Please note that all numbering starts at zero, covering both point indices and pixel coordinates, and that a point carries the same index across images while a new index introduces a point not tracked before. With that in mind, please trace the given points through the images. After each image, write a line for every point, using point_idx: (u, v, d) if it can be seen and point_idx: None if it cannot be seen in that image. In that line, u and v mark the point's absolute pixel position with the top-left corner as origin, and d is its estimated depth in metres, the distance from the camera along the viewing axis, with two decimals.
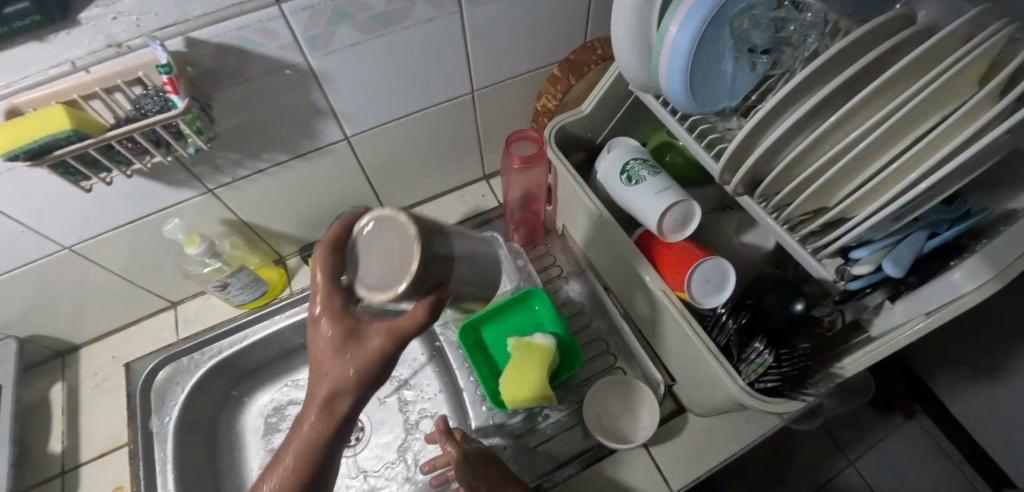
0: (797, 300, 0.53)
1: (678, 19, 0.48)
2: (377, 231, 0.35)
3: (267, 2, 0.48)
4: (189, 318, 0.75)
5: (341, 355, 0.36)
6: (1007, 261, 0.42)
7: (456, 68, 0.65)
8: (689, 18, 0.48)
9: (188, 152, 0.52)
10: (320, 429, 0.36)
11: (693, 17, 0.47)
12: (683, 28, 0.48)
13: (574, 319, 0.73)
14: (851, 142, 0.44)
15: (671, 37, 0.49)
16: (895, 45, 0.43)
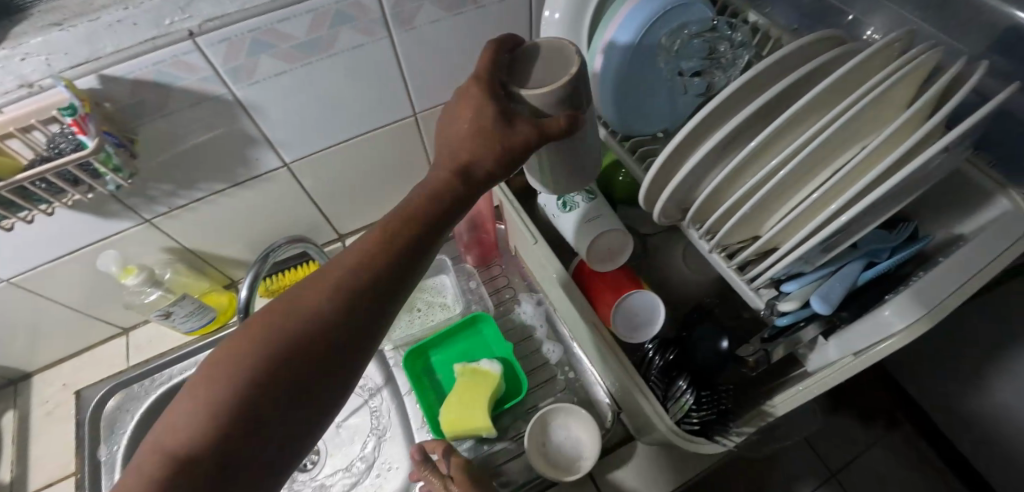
0: (722, 337, 0.54)
1: (606, 41, 0.50)
2: (548, 53, 0.36)
3: (181, 36, 0.47)
4: (141, 344, 0.75)
5: (386, 220, 0.34)
6: (936, 301, 0.40)
7: (394, 91, 0.64)
8: (615, 40, 0.49)
9: (109, 189, 0.52)
10: (324, 311, 0.32)
11: (620, 38, 0.49)
12: (611, 49, 0.50)
13: (524, 342, 0.72)
14: (768, 171, 0.41)
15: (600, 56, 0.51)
16: (811, 73, 0.41)
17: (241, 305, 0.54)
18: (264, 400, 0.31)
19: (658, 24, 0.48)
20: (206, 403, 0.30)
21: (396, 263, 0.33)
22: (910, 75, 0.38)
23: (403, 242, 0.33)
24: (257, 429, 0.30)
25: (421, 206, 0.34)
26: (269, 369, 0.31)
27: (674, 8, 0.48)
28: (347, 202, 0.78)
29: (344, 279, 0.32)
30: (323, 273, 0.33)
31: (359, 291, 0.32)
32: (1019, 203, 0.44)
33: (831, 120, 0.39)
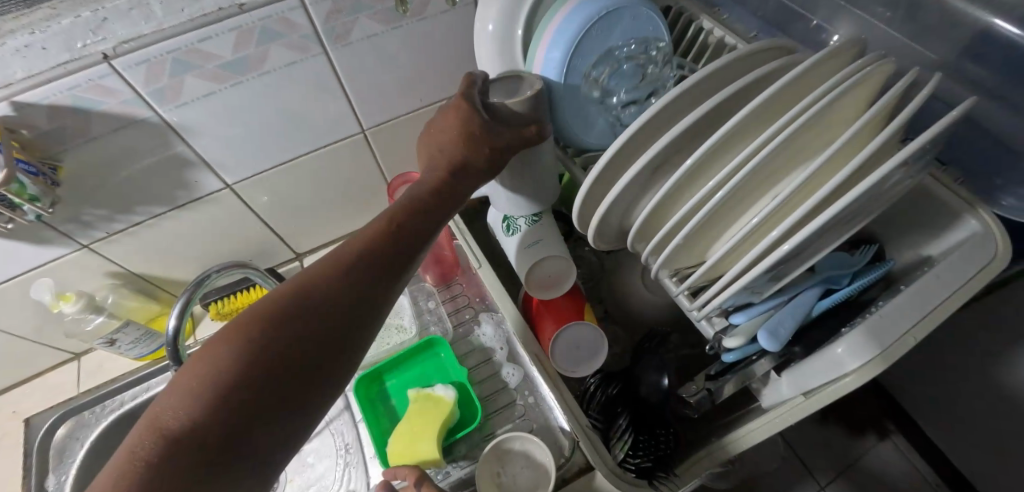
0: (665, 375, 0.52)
1: (544, 45, 0.46)
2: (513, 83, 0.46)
3: (94, 60, 0.45)
4: (93, 370, 0.73)
5: (385, 218, 0.40)
6: (889, 340, 0.37)
7: (338, 107, 0.61)
8: (556, 38, 0.45)
9: (31, 219, 0.51)
10: (330, 294, 0.36)
11: (561, 36, 0.44)
12: (551, 46, 0.45)
13: (482, 365, 0.68)
14: (705, 194, 0.36)
15: (542, 53, 0.47)
16: (751, 87, 0.37)
17: (169, 336, 0.51)
18: (272, 378, 0.33)
19: (603, 25, 0.44)
20: (214, 381, 0.31)
21: (396, 252, 0.39)
22: (855, 90, 0.35)
23: (403, 232, 0.40)
24: (263, 407, 0.32)
25: (419, 204, 0.41)
26: (280, 347, 0.33)
27: (616, 11, 0.44)
28: (302, 220, 0.76)
29: (351, 266, 0.37)
30: (329, 262, 0.37)
31: (365, 276, 0.37)
32: (988, 225, 0.40)
33: (771, 135, 0.34)
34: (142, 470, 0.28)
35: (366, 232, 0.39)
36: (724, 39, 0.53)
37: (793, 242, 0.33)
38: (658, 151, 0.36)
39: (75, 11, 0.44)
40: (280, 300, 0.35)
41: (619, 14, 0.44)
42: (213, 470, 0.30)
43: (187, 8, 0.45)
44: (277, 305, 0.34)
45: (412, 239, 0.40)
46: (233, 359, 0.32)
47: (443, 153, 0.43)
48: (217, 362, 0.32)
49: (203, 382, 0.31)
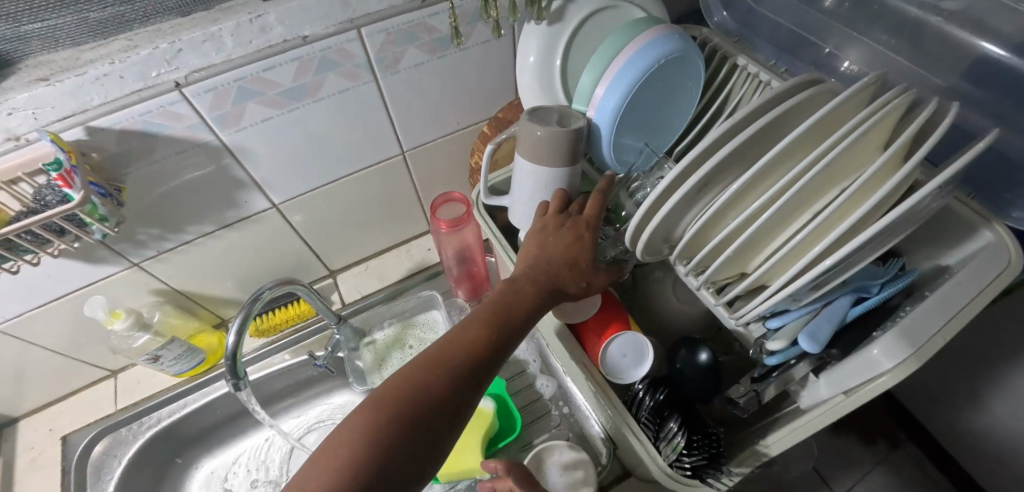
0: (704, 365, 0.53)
1: (606, 81, 0.49)
2: (543, 112, 0.50)
3: (167, 88, 0.48)
4: (129, 387, 0.74)
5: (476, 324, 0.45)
6: (921, 340, 0.40)
7: (382, 131, 0.65)
8: (616, 82, 0.48)
9: (95, 238, 0.53)
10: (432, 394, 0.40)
11: (620, 81, 0.48)
12: (611, 89, 0.49)
13: (517, 378, 0.70)
14: (751, 212, 0.40)
15: (600, 92, 0.50)
16: (790, 114, 0.41)
17: (229, 349, 0.53)
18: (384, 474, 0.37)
19: (659, 70, 0.48)
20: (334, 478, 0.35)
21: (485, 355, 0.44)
22: (885, 115, 0.38)
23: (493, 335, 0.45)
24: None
25: (507, 310, 0.47)
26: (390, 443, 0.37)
27: (675, 56, 0.48)
28: (338, 240, 0.78)
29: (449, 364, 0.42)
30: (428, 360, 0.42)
31: (463, 376, 0.42)
32: (1001, 235, 0.45)
33: (813, 157, 0.37)
34: None
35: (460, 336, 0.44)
36: (747, 67, 0.58)
37: (835, 257, 0.37)
38: (708, 172, 0.40)
39: (152, 43, 0.47)
40: (390, 397, 0.39)
41: (673, 60, 0.48)
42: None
43: (255, 41, 0.49)
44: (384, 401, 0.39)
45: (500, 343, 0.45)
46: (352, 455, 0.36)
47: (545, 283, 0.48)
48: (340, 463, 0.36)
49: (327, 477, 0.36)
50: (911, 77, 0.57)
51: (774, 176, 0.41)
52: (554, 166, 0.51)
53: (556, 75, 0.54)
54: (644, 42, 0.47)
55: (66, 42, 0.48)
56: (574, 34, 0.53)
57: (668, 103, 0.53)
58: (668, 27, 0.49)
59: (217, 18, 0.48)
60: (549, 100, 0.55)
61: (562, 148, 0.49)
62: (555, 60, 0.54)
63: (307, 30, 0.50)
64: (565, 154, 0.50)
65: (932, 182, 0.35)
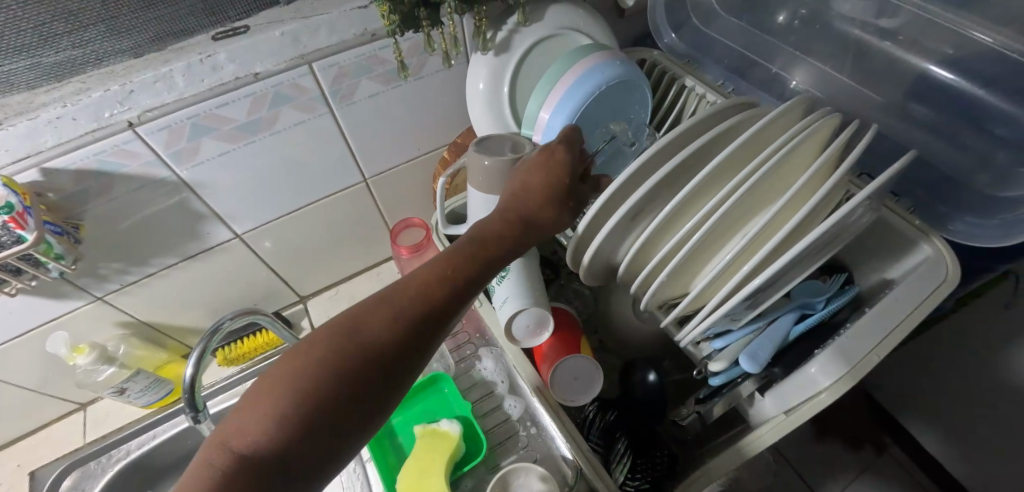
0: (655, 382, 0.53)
1: (552, 106, 0.51)
2: (490, 142, 0.52)
3: (120, 127, 0.49)
4: (99, 419, 0.74)
5: (421, 276, 0.39)
6: (856, 359, 0.41)
7: (341, 159, 0.66)
8: (560, 107, 0.50)
9: (53, 276, 0.54)
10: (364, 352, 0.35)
11: (564, 107, 0.50)
12: (555, 114, 0.50)
13: (484, 400, 0.71)
14: (684, 235, 0.40)
15: (546, 116, 0.51)
16: (720, 139, 0.42)
17: (187, 381, 0.53)
18: (299, 450, 0.32)
19: (602, 96, 0.49)
20: (234, 455, 0.31)
21: (429, 314, 0.38)
22: (808, 138, 0.40)
23: (440, 292, 0.39)
24: (285, 479, 0.31)
25: (458, 261, 0.40)
26: (306, 414, 0.32)
27: (618, 81, 0.49)
28: (306, 265, 0.79)
29: (381, 322, 0.36)
30: (356, 314, 0.36)
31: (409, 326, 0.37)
32: (941, 249, 0.45)
33: (740, 181, 0.39)
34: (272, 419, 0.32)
35: (399, 290, 0.38)
36: (694, 88, 0.60)
37: (763, 278, 0.38)
38: (640, 198, 0.41)
39: (104, 85, 0.48)
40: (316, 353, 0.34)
41: (616, 85, 0.50)
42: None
43: (206, 79, 0.50)
44: (298, 360, 0.34)
45: (448, 300, 0.39)
46: (256, 429, 0.31)
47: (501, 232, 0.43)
48: (242, 439, 0.31)
49: (226, 454, 0.31)
50: (854, 96, 0.59)
51: (706, 199, 0.42)
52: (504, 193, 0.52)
53: (506, 101, 0.56)
54: (587, 68, 0.49)
55: (20, 86, 0.49)
56: (521, 63, 0.54)
57: (615, 126, 0.54)
58: (613, 54, 0.50)
59: (169, 60, 0.50)
60: (500, 127, 0.57)
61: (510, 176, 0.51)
62: (503, 87, 0.55)
63: (259, 67, 0.51)
64: None
65: (855, 203, 0.36)
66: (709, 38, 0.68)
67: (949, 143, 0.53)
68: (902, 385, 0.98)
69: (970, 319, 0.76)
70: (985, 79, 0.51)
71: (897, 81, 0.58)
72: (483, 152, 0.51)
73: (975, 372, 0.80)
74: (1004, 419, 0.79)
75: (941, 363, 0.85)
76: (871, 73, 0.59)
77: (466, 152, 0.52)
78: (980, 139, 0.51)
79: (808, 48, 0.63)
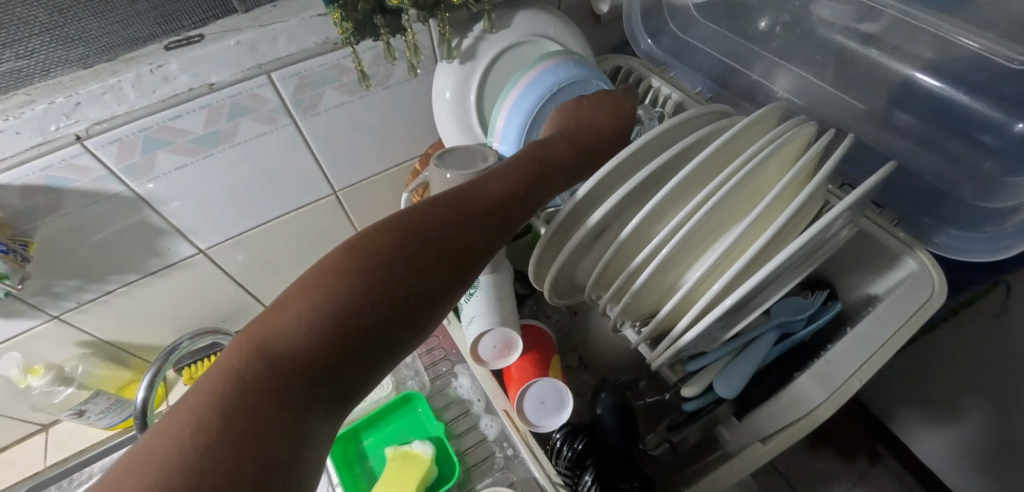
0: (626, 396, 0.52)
1: (506, 111, 0.49)
2: (455, 153, 0.50)
3: (67, 141, 0.47)
4: (61, 441, 0.71)
5: (472, 201, 0.37)
6: (836, 383, 0.40)
7: (308, 171, 0.63)
8: (513, 111, 0.48)
9: (0, 296, 0.51)
10: (420, 255, 0.33)
11: (516, 112, 0.48)
12: (509, 119, 0.49)
13: (459, 419, 0.68)
14: (651, 252, 0.38)
15: (501, 122, 0.50)
16: (690, 151, 0.39)
17: (141, 403, 0.51)
18: (341, 353, 0.29)
19: (555, 99, 0.48)
20: (270, 360, 0.27)
21: (479, 242, 0.36)
22: (779, 150, 0.38)
23: (490, 220, 0.37)
24: (317, 395, 0.28)
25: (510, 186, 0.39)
26: (354, 325, 0.29)
27: (571, 82, 0.47)
28: (276, 281, 0.76)
29: (432, 241, 0.34)
30: (407, 229, 0.34)
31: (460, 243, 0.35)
32: (925, 263, 0.43)
33: (709, 194, 0.36)
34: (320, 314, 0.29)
35: (450, 210, 0.36)
36: (670, 96, 0.59)
37: (734, 297, 0.35)
38: (606, 214, 0.38)
39: (49, 98, 0.46)
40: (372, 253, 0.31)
41: (571, 86, 0.48)
42: (268, 478, 0.24)
43: (158, 90, 0.48)
44: (346, 268, 0.30)
45: (495, 229, 0.37)
46: (302, 331, 0.28)
47: (554, 164, 0.41)
48: (280, 343, 0.28)
49: (260, 359, 0.27)
50: (835, 104, 0.57)
51: (676, 213, 0.39)
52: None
53: (473, 110, 0.54)
54: (539, 71, 0.47)
55: None
56: (488, 71, 0.52)
57: None
58: (565, 56, 0.49)
59: (118, 70, 0.48)
60: (467, 137, 0.55)
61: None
62: (470, 96, 0.53)
63: (214, 78, 0.49)
64: None
65: (831, 218, 0.34)
66: (687, 45, 0.67)
67: (933, 152, 0.52)
68: (896, 398, 0.95)
69: (961, 330, 0.74)
70: (968, 85, 0.49)
71: (877, 87, 0.56)
72: (447, 165, 0.49)
73: (970, 384, 0.77)
74: (1000, 433, 0.77)
75: (935, 376, 0.83)
76: (852, 79, 0.57)
77: (430, 165, 0.50)
78: (964, 147, 0.50)
79: (788, 54, 0.62)
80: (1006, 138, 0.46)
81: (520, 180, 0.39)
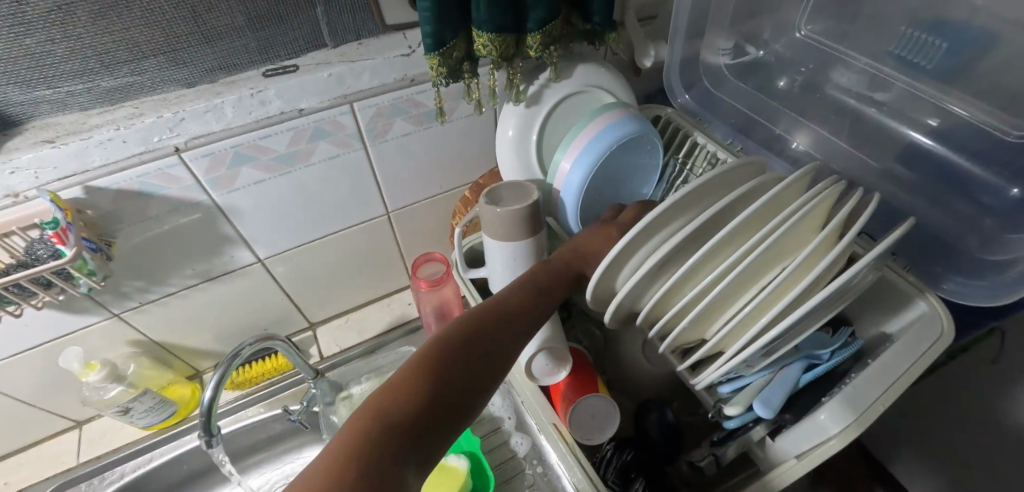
0: (665, 411, 0.57)
1: (573, 158, 0.55)
2: (497, 193, 0.55)
3: (166, 152, 0.51)
4: (95, 439, 0.72)
5: (510, 300, 0.44)
6: (863, 406, 0.43)
7: (368, 192, 0.68)
8: (581, 160, 0.54)
9: (80, 291, 0.54)
10: (483, 337, 0.40)
11: (583, 162, 0.54)
12: (576, 167, 0.54)
13: (491, 436, 0.71)
14: (705, 286, 0.42)
15: (563, 175, 0.56)
16: (741, 198, 0.45)
17: (205, 402, 0.54)
18: (428, 419, 0.35)
19: (616, 151, 0.54)
20: (381, 426, 0.33)
21: (525, 325, 0.44)
22: (821, 202, 0.43)
23: (526, 308, 0.44)
24: (414, 451, 0.34)
25: (553, 278, 0.47)
26: (436, 398, 0.36)
27: (633, 137, 0.54)
28: (321, 294, 0.79)
29: (485, 335, 0.41)
30: (466, 327, 0.41)
31: (513, 326, 0.43)
32: (935, 306, 0.49)
33: (760, 236, 0.41)
34: (417, 386, 0.36)
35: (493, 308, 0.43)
36: (705, 145, 0.65)
37: (781, 329, 0.40)
38: (669, 250, 0.43)
39: (156, 112, 0.51)
40: (449, 339, 0.40)
41: (632, 140, 0.54)
42: None
43: (254, 112, 0.53)
44: (432, 355, 0.38)
45: (537, 314, 0.45)
46: (403, 400, 0.35)
47: (583, 255, 0.48)
48: (388, 413, 0.34)
49: (374, 424, 0.34)
50: (853, 160, 0.64)
51: (727, 251, 0.44)
52: (516, 240, 0.54)
53: (533, 147, 0.60)
54: (605, 126, 0.54)
55: (74, 107, 0.51)
56: (548, 116, 0.59)
57: (625, 176, 0.58)
58: (619, 113, 0.55)
59: (221, 93, 0.53)
60: (524, 170, 0.61)
61: (520, 224, 0.53)
62: (531, 135, 0.59)
63: (304, 103, 0.55)
64: (526, 227, 0.53)
65: (861, 265, 0.39)
66: (718, 99, 0.75)
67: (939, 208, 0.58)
68: (899, 440, 0.98)
69: (961, 374, 0.78)
70: (971, 152, 0.56)
71: (886, 146, 0.63)
72: (496, 203, 0.54)
73: (971, 426, 0.81)
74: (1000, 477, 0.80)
75: (937, 417, 0.87)
76: (864, 137, 0.64)
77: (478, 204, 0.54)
78: (963, 204, 0.55)
79: (808, 113, 0.69)
80: (1003, 200, 0.52)
81: (550, 275, 0.47)
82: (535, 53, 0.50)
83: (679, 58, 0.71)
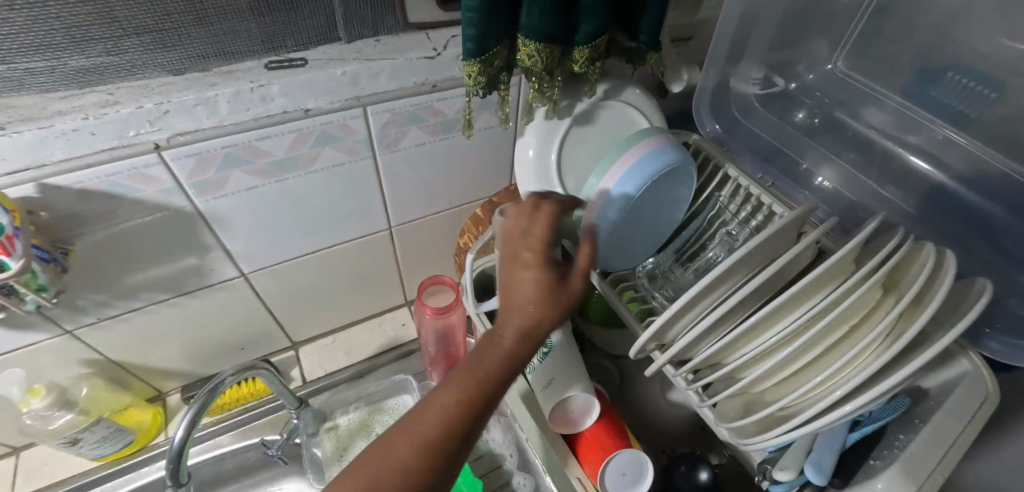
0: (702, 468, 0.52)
1: (608, 183, 0.50)
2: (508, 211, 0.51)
3: (144, 149, 0.44)
4: (34, 469, 0.62)
5: (433, 413, 0.33)
6: (923, 476, 0.41)
7: (371, 204, 0.61)
8: (619, 187, 0.49)
9: (27, 309, 0.46)
10: (402, 462, 0.31)
11: (621, 190, 0.49)
12: (613, 194, 0.49)
13: (491, 477, 0.65)
14: (771, 345, 0.37)
15: (594, 214, 0.51)
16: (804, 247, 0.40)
17: (172, 442, 0.46)
18: None
19: (656, 180, 0.49)
20: None
21: (464, 427, 0.33)
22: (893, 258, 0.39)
23: (461, 404, 0.33)
24: None
25: (495, 357, 0.35)
26: None
27: (675, 167, 0.50)
28: (308, 311, 0.71)
29: (405, 459, 0.31)
30: (383, 449, 0.32)
31: (445, 435, 0.32)
32: (979, 364, 0.44)
33: (838, 295, 0.36)
34: None
35: (402, 431, 0.32)
36: (738, 179, 0.60)
37: (857, 404, 0.35)
38: (737, 301, 0.37)
39: (135, 101, 0.43)
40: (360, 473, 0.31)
41: (671, 170, 0.50)
42: None
43: (252, 109, 0.46)
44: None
45: (478, 409, 0.33)
46: None
47: (524, 308, 0.36)
48: None
49: None
50: (882, 200, 0.62)
51: (794, 307, 0.39)
52: None
53: (553, 168, 0.55)
54: (645, 152, 0.49)
55: (34, 88, 0.43)
56: (567, 136, 0.55)
57: (658, 207, 0.54)
58: (653, 143, 0.50)
59: (214, 84, 0.45)
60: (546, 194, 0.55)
61: None
62: (551, 154, 0.54)
63: (311, 104, 0.48)
64: None
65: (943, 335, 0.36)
66: (745, 127, 0.71)
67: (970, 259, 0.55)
68: None
69: None
70: (1007, 202, 0.53)
71: (916, 190, 0.60)
72: None
73: None
74: None
75: None
76: (894, 178, 0.62)
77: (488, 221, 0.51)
78: (997, 257, 0.53)
79: (838, 150, 0.66)
80: None
81: (488, 350, 0.35)
82: (580, 68, 0.46)
83: (710, 84, 0.68)
